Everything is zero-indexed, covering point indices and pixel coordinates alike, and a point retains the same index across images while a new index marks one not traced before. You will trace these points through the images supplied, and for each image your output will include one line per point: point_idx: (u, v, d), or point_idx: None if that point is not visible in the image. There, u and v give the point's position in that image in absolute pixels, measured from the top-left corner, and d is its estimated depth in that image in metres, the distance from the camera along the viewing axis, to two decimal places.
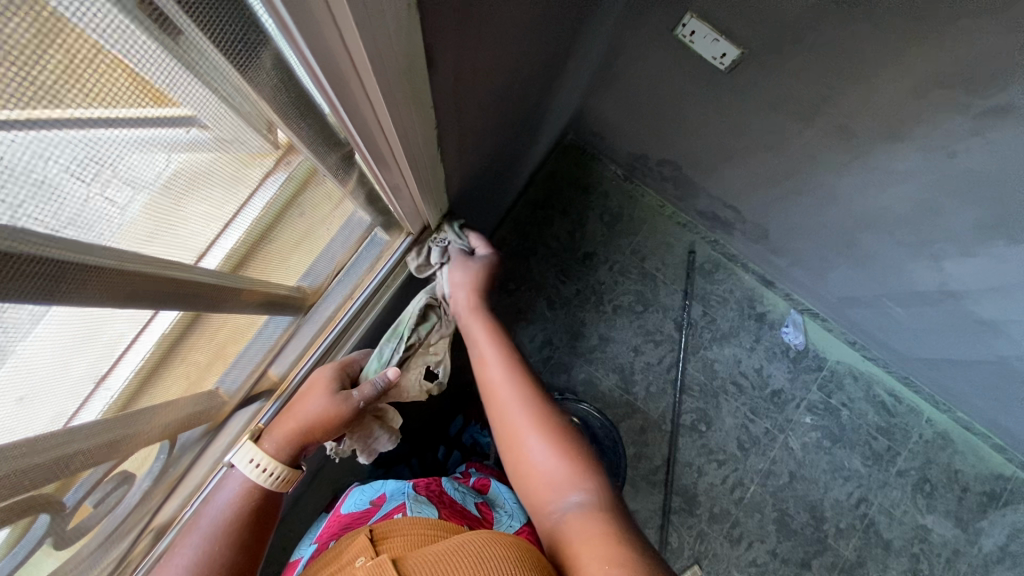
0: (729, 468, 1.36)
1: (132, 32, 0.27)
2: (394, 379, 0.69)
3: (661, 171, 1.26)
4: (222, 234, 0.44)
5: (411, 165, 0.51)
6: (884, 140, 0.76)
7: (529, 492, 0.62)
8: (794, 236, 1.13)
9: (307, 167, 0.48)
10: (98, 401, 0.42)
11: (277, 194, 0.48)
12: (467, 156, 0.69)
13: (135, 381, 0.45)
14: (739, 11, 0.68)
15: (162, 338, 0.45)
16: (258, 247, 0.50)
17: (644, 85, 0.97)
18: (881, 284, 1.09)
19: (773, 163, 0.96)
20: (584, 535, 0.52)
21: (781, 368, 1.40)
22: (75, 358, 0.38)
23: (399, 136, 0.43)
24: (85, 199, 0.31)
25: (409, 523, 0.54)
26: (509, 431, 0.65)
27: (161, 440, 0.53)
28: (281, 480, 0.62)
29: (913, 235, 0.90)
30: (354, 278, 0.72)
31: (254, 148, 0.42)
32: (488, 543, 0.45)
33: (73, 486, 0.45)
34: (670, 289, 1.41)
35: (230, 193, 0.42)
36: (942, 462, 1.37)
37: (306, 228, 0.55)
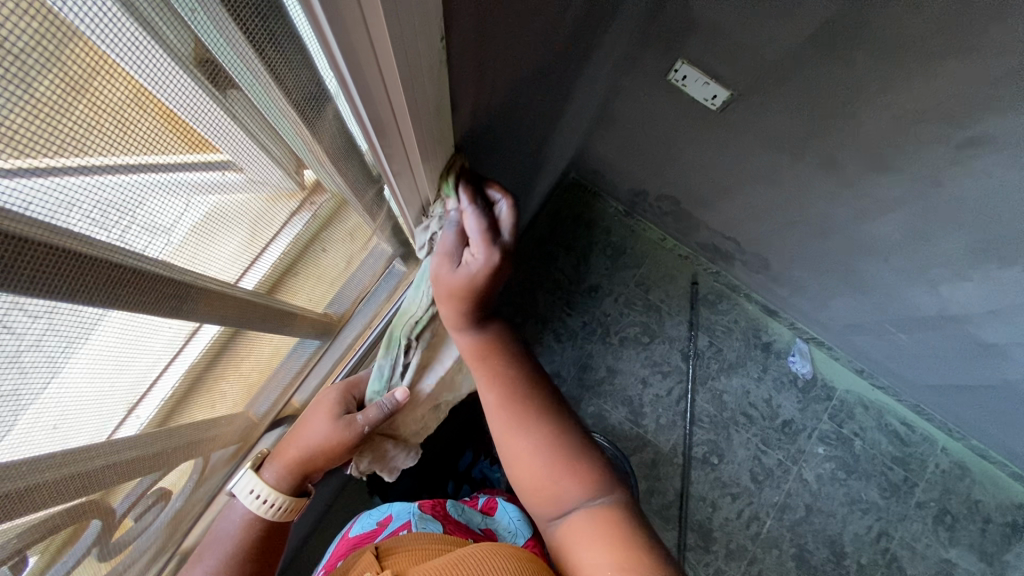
0: (743, 501, 1.34)
1: (190, 86, 0.30)
2: (401, 400, 0.65)
3: (660, 207, 1.31)
4: (259, 259, 0.47)
5: (432, 199, 0.55)
6: (872, 171, 0.80)
7: (539, 508, 0.58)
8: (794, 266, 1.16)
9: (338, 199, 0.52)
10: (137, 419, 0.43)
11: (303, 229, 0.51)
12: (479, 193, 0.73)
13: (161, 411, 0.46)
14: (726, 56, 0.74)
15: (190, 368, 0.47)
16: (291, 274, 0.54)
17: (641, 126, 1.02)
18: (883, 311, 1.10)
19: (767, 196, 1.00)
20: (595, 548, 0.51)
21: (791, 398, 1.40)
22: (118, 371, 0.38)
23: (426, 171, 0.47)
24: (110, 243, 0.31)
25: (415, 540, 0.53)
26: (513, 454, 0.59)
27: (198, 456, 0.56)
28: (285, 510, 0.62)
29: (910, 262, 0.93)
30: (372, 307, 0.76)
31: (283, 188, 0.45)
32: (495, 555, 0.43)
33: (121, 495, 0.47)
34: (675, 320, 1.43)
35: (258, 232, 0.45)
36: (961, 493, 1.34)
37: (332, 261, 0.60)
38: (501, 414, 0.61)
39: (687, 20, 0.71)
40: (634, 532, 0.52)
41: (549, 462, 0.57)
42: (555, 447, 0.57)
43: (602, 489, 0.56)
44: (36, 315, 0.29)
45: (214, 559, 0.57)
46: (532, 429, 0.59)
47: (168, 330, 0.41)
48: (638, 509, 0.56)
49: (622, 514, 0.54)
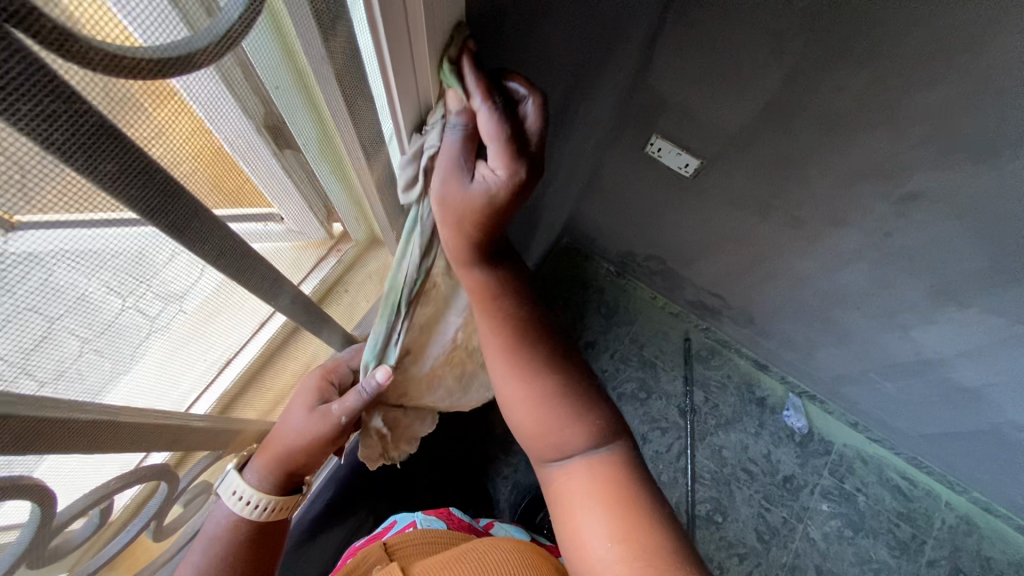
0: (752, 563, 1.31)
1: (258, 145, 0.38)
2: (383, 381, 0.59)
3: (649, 267, 1.41)
4: (310, 278, 0.56)
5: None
6: (830, 226, 0.90)
7: (537, 449, 0.58)
8: (777, 319, 1.24)
9: (365, 230, 0.60)
10: (204, 401, 0.51)
11: (341, 262, 0.60)
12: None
13: (218, 401, 0.53)
14: (693, 130, 0.86)
15: (224, 391, 0.53)
16: (330, 300, 0.62)
17: (626, 194, 1.14)
18: (865, 361, 1.16)
19: (743, 253, 1.10)
20: (591, 502, 0.53)
21: (789, 453, 1.42)
22: (172, 380, 0.44)
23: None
24: (116, 312, 0.34)
25: (422, 538, 0.60)
26: (515, 396, 0.58)
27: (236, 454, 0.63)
28: (274, 512, 0.63)
29: (879, 309, 1.00)
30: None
31: (313, 237, 0.53)
32: (494, 547, 0.51)
33: (185, 467, 0.56)
34: (671, 376, 1.47)
35: (301, 263, 0.53)
36: (972, 550, 1.32)
37: (358, 292, 0.67)
38: (503, 361, 0.58)
39: (658, 101, 0.84)
40: (633, 485, 0.54)
41: (551, 413, 0.56)
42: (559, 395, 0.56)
43: (601, 439, 0.56)
44: (43, 379, 0.32)
45: (201, 556, 0.58)
46: (535, 373, 0.58)
47: (214, 351, 0.48)
48: (636, 459, 0.57)
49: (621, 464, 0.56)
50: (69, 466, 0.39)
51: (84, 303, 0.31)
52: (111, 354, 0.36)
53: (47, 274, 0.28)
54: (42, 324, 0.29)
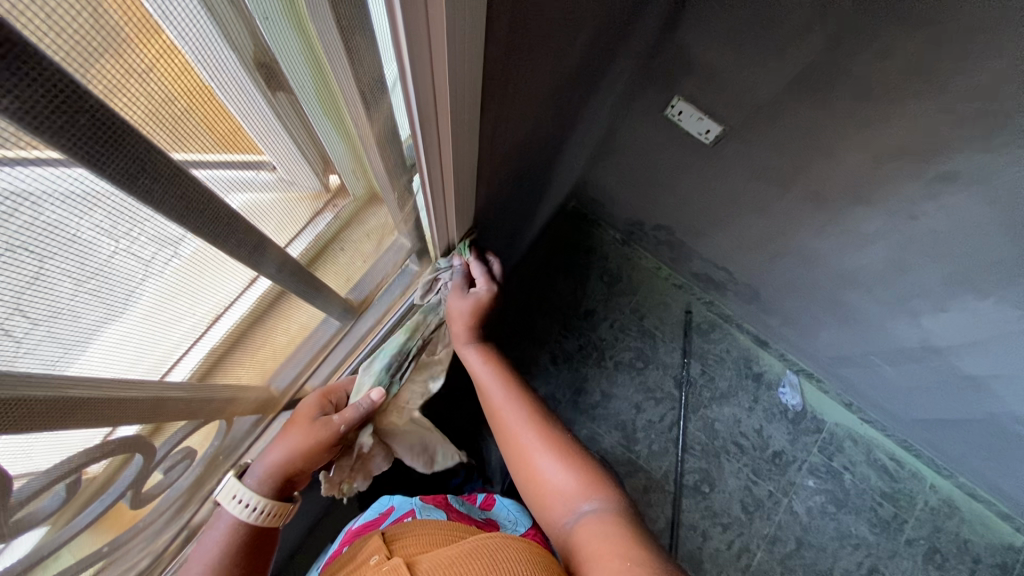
0: (734, 532, 1.34)
1: (244, 82, 0.33)
2: (377, 400, 0.64)
3: (656, 236, 1.37)
4: (305, 235, 0.52)
5: (457, 192, 0.59)
6: (854, 204, 0.85)
7: (541, 505, 0.60)
8: (783, 296, 1.21)
9: (366, 184, 0.55)
10: (186, 366, 0.47)
11: (340, 216, 0.55)
12: (483, 211, 0.79)
13: (201, 367, 0.49)
14: (718, 93, 0.80)
15: (205, 354, 0.49)
16: (323, 260, 0.58)
17: (639, 158, 1.09)
18: (869, 344, 1.14)
19: (756, 227, 1.06)
20: (597, 543, 0.52)
21: (781, 429, 1.42)
22: (144, 345, 0.41)
23: (455, 165, 0.52)
24: (112, 254, 0.32)
25: (421, 527, 0.58)
26: (515, 449, 0.63)
27: (222, 418, 0.59)
28: (270, 515, 0.59)
29: (891, 293, 0.98)
30: (386, 304, 0.77)
31: (306, 189, 0.47)
32: (508, 548, 0.50)
33: (163, 439, 0.52)
34: (669, 348, 1.46)
35: (293, 220, 0.48)
36: (950, 531, 1.35)
37: (353, 254, 0.62)
38: (504, 418, 0.65)
39: (683, 59, 0.78)
40: (633, 526, 0.54)
41: (550, 461, 0.60)
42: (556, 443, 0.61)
43: (600, 486, 0.58)
44: (37, 320, 0.30)
45: (198, 565, 0.55)
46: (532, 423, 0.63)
47: (192, 315, 0.44)
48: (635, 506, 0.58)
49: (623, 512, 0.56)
50: (19, 444, 0.35)
51: (77, 241, 0.29)
52: (104, 305, 0.34)
53: (34, 211, 0.26)
54: (32, 264, 0.28)
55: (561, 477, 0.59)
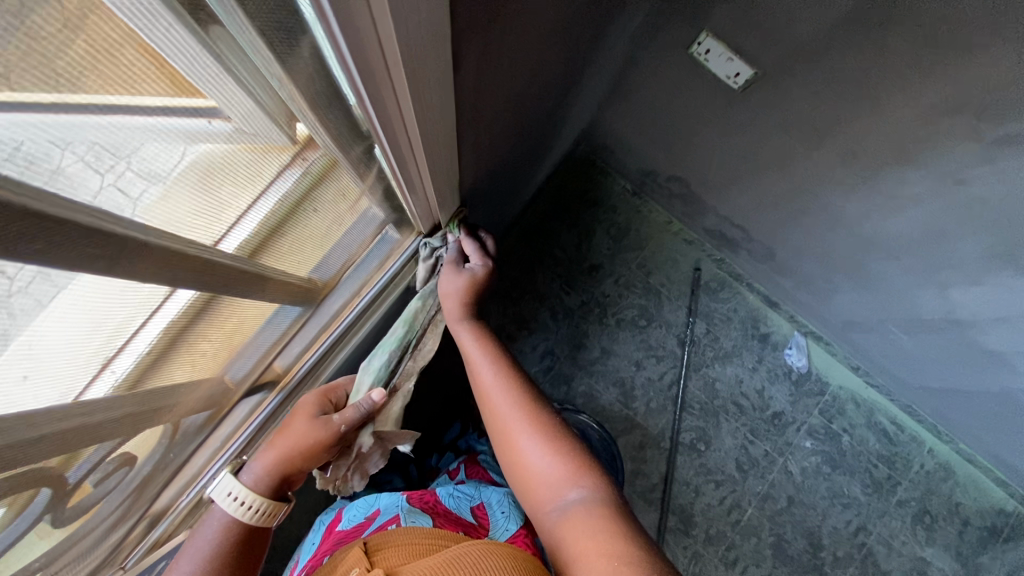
0: (726, 489, 1.35)
1: (166, 19, 0.27)
2: (379, 400, 0.64)
3: (669, 188, 1.28)
4: (243, 220, 0.44)
5: (429, 161, 0.50)
6: (895, 165, 0.76)
7: (529, 494, 0.58)
8: (800, 258, 1.14)
9: (326, 160, 0.47)
10: (105, 383, 0.42)
11: (293, 190, 0.47)
12: (477, 166, 0.70)
13: (129, 378, 0.44)
14: (752, 30, 0.69)
15: (138, 360, 0.44)
16: (273, 240, 0.50)
17: (657, 102, 0.98)
18: (887, 311, 1.08)
19: (780, 184, 0.97)
20: (582, 539, 0.50)
21: (782, 391, 1.39)
22: (41, 373, 0.36)
23: (421, 129, 0.43)
24: (100, 190, 0.31)
25: (405, 535, 0.59)
26: (503, 434, 0.61)
27: (165, 423, 0.53)
28: (263, 514, 0.60)
29: (920, 262, 0.90)
30: (364, 273, 0.70)
31: (272, 141, 0.41)
32: (487, 553, 0.50)
33: (77, 463, 0.46)
34: (674, 306, 1.41)
35: (246, 185, 0.42)
36: (943, 494, 1.36)
37: (320, 224, 0.55)
38: (493, 400, 0.63)
39: None
40: (621, 521, 0.52)
41: (536, 448, 0.58)
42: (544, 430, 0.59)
43: (588, 477, 0.56)
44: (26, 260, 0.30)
45: (190, 563, 0.56)
46: (523, 410, 0.61)
47: (94, 334, 0.39)
48: (626, 498, 0.55)
49: (611, 506, 0.53)
50: None
51: (58, 173, 0.28)
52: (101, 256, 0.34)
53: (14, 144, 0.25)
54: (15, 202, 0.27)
55: (547, 464, 0.57)
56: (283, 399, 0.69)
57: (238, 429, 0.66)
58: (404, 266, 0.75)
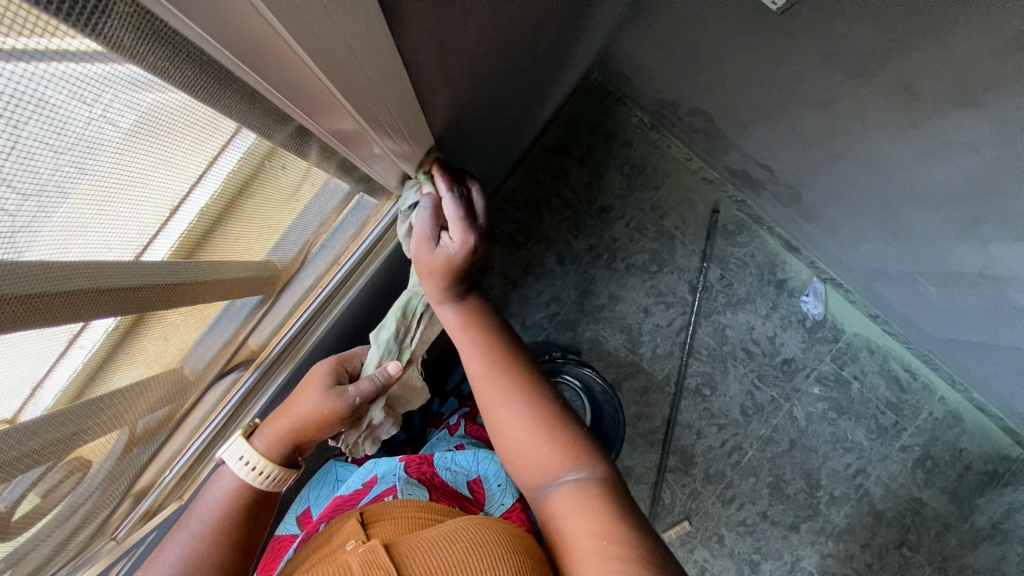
0: (729, 432, 1.36)
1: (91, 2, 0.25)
2: (393, 374, 0.65)
3: (691, 122, 1.18)
4: (175, 216, 0.40)
5: (364, 114, 0.42)
6: (952, 104, 0.66)
7: (525, 475, 0.60)
8: (829, 203, 1.05)
9: (265, 147, 0.42)
10: (51, 390, 0.39)
11: (227, 180, 0.42)
12: (458, 111, 0.62)
13: (77, 380, 0.41)
14: None
15: (83, 364, 0.41)
16: (219, 225, 0.45)
17: (682, 24, 0.87)
18: (917, 261, 1.01)
19: (815, 122, 0.87)
20: (578, 521, 0.53)
21: (795, 337, 1.36)
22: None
23: (333, 78, 0.35)
24: (90, 123, 0.30)
25: (401, 508, 0.60)
26: (496, 420, 0.62)
27: (122, 426, 0.49)
28: (274, 480, 0.63)
29: (963, 213, 0.81)
30: (336, 244, 0.65)
31: (226, 104, 0.36)
32: (482, 529, 0.52)
33: (5, 488, 0.40)
34: (688, 250, 1.34)
35: (203, 141, 0.38)
36: (948, 440, 1.35)
37: (285, 186, 0.48)
38: (486, 383, 0.63)
39: None
40: (614, 503, 0.54)
41: (530, 432, 0.59)
42: (538, 415, 0.60)
43: (582, 459, 0.58)
44: (26, 195, 0.29)
45: (199, 521, 0.59)
46: (514, 393, 0.61)
47: (36, 334, 0.35)
48: (618, 476, 0.58)
49: (605, 486, 0.56)
50: None
51: (42, 104, 0.27)
52: (97, 197, 0.33)
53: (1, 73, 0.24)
54: (5, 134, 0.26)
55: (541, 448, 0.59)
56: (261, 375, 0.66)
57: (216, 407, 0.63)
58: (383, 233, 0.68)
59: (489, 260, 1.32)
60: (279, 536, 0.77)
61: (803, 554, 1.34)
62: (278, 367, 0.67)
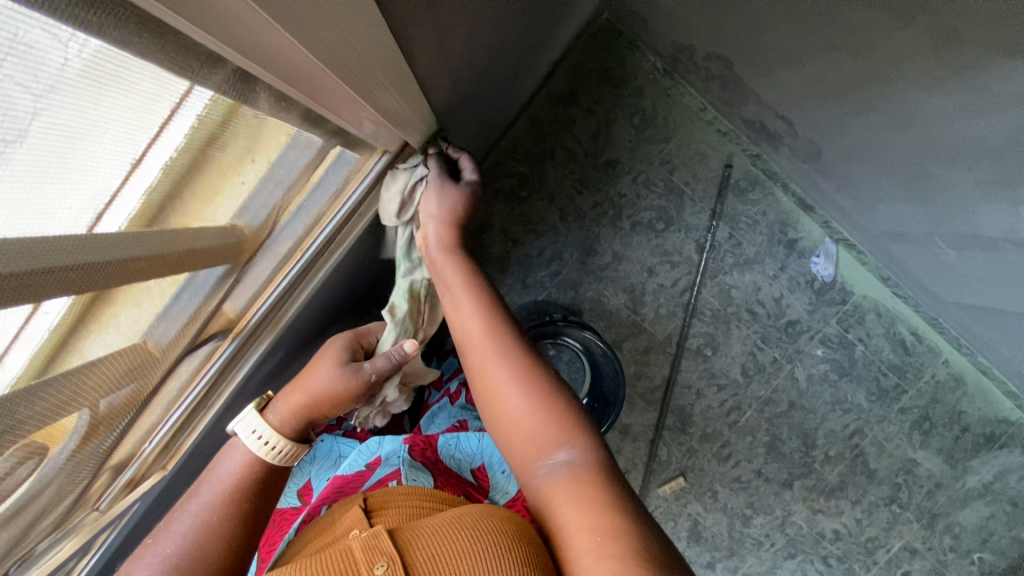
0: (728, 393, 1.35)
1: None
2: (409, 352, 0.68)
3: (707, 68, 1.10)
4: (127, 183, 0.37)
5: (313, 51, 0.35)
6: (999, 53, 0.59)
7: (513, 447, 0.60)
8: (850, 159, 0.99)
9: (224, 105, 0.39)
10: (9, 371, 0.37)
11: (183, 142, 0.39)
12: (448, 53, 0.56)
13: (37, 358, 0.39)
14: None
15: (41, 345, 0.38)
16: (183, 188, 0.42)
17: None
18: (938, 223, 0.95)
19: (846, 70, 0.79)
20: (568, 498, 0.53)
21: (802, 299, 1.32)
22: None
23: (278, 18, 0.31)
24: (67, 64, 0.28)
25: (404, 496, 0.62)
26: (486, 388, 0.62)
27: (82, 408, 0.46)
28: (288, 455, 0.64)
29: (996, 173, 0.75)
30: (317, 203, 0.60)
31: (192, 60, 0.34)
32: (484, 516, 0.54)
33: None
34: (697, 208, 1.29)
35: (172, 100, 0.36)
36: (948, 403, 1.35)
37: (254, 131, 0.44)
38: (481, 346, 0.64)
39: None
40: (604, 482, 0.54)
41: (520, 402, 0.59)
42: (526, 384, 0.59)
43: (576, 436, 0.57)
44: (7, 140, 0.27)
45: (209, 492, 0.61)
46: (504, 362, 0.62)
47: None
48: (609, 452, 0.57)
49: (598, 467, 0.55)
50: None
51: (25, 34, 0.26)
52: (55, 150, 0.30)
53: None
54: None
55: (531, 420, 0.58)
56: (239, 345, 0.63)
57: (194, 378, 0.61)
58: (366, 194, 0.64)
59: (490, 216, 1.27)
60: (279, 509, 0.78)
61: (794, 510, 1.37)
62: (260, 335, 0.65)
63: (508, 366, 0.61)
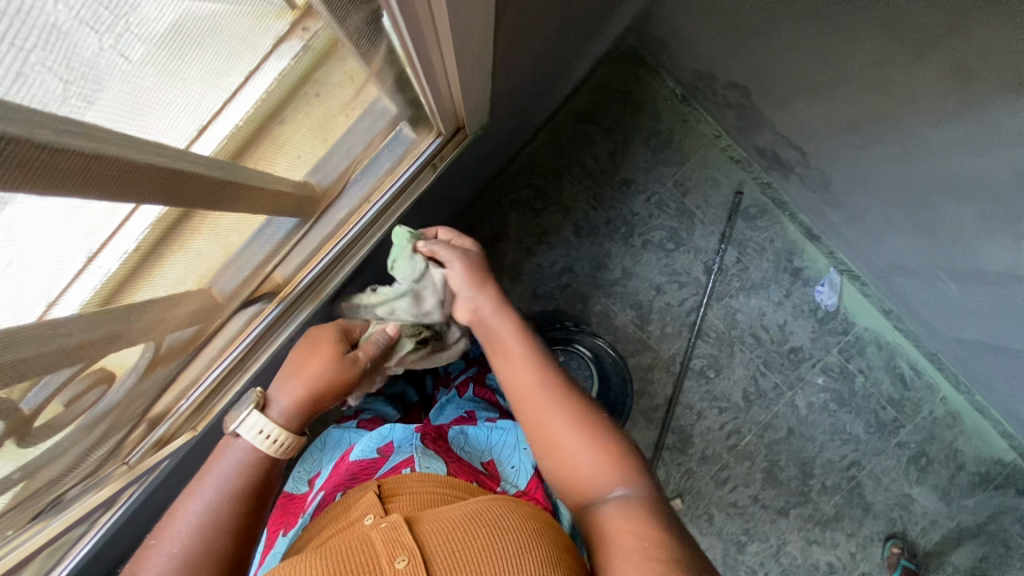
0: (729, 416, 1.36)
1: None
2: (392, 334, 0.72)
3: (725, 96, 1.15)
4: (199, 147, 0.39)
5: None
6: (1008, 90, 0.63)
7: (567, 485, 0.60)
8: (857, 190, 1.03)
9: (328, 38, 0.43)
10: (74, 297, 0.38)
11: (270, 88, 0.43)
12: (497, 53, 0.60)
13: (104, 289, 0.41)
14: None
15: (104, 281, 0.40)
16: (252, 148, 0.45)
17: None
18: (941, 256, 0.98)
19: (861, 102, 0.83)
20: (622, 532, 0.53)
21: (804, 327, 1.35)
22: (6, 277, 0.32)
23: None
24: (108, 55, 0.29)
25: (418, 482, 0.63)
26: (543, 431, 0.62)
27: (149, 340, 0.50)
28: (292, 447, 0.65)
29: (999, 207, 0.78)
30: (371, 177, 0.67)
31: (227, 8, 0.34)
32: (503, 512, 0.55)
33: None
34: (707, 230, 1.32)
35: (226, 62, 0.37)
36: (944, 440, 1.36)
37: (325, 115, 0.51)
38: (535, 392, 0.64)
39: None
40: (660, 519, 0.54)
41: (576, 438, 0.60)
42: (584, 423, 0.61)
43: (629, 474, 0.58)
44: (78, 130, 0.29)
45: (221, 479, 0.60)
46: (557, 403, 0.63)
47: (69, 229, 0.34)
48: (660, 491, 0.58)
49: (651, 502, 0.56)
50: None
51: (67, 34, 0.26)
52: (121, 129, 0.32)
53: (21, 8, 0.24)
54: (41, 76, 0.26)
55: (589, 457, 0.59)
56: (283, 309, 0.67)
57: (238, 336, 0.64)
58: (417, 172, 0.70)
59: (505, 225, 1.30)
60: (287, 492, 0.80)
61: (789, 539, 1.36)
62: (302, 303, 0.69)
63: (565, 406, 0.62)
